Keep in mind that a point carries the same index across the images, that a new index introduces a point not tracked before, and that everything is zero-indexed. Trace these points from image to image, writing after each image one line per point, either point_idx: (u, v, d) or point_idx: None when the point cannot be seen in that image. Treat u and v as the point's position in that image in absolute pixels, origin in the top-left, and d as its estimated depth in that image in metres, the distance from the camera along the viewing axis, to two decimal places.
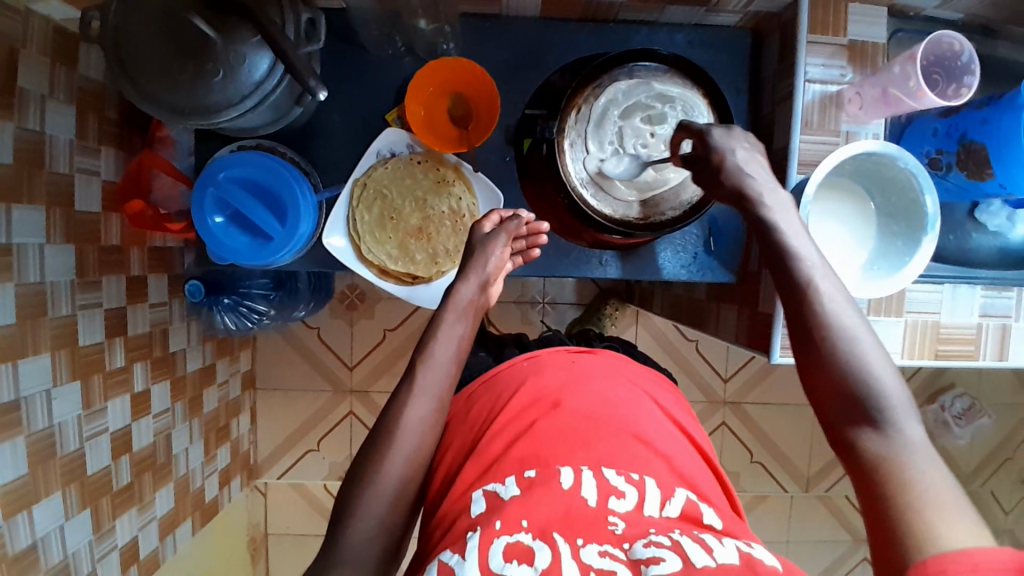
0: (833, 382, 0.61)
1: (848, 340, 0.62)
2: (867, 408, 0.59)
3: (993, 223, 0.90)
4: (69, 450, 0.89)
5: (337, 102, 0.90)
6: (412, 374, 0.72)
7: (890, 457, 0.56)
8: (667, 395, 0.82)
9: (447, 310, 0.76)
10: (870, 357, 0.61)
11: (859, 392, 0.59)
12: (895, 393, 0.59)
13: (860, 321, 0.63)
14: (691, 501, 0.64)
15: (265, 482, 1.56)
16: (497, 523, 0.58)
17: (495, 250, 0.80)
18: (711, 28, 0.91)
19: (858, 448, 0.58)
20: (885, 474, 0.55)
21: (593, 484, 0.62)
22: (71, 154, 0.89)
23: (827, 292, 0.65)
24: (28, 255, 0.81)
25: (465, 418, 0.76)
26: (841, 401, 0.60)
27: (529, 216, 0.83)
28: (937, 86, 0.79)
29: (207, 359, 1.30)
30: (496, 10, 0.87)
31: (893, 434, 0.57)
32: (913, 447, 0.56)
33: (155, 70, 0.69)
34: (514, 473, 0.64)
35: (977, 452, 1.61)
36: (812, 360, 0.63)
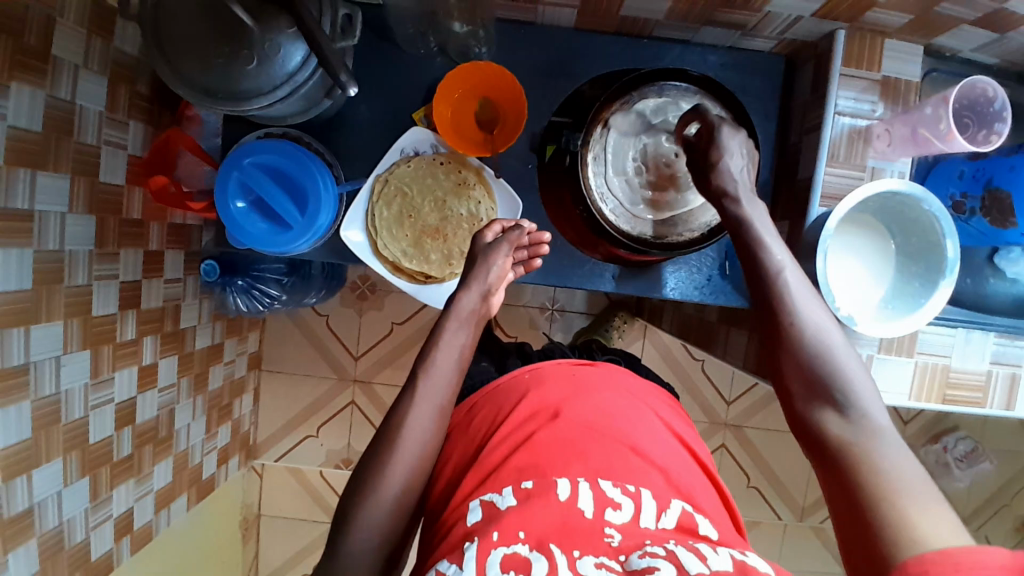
0: (800, 370, 0.67)
1: (815, 332, 0.67)
2: (829, 393, 0.64)
3: (1011, 270, 0.89)
4: (72, 418, 0.91)
5: (365, 96, 0.90)
6: (414, 385, 0.72)
7: (851, 438, 0.61)
8: (670, 410, 0.82)
9: (450, 319, 0.77)
10: (835, 347, 0.66)
11: (823, 379, 0.65)
12: (858, 381, 0.65)
13: (827, 315, 0.69)
14: (687, 512, 0.64)
15: (262, 464, 1.58)
16: (496, 533, 0.58)
17: (497, 260, 0.80)
18: (744, 52, 0.91)
19: (823, 430, 0.64)
20: (847, 456, 0.60)
21: (590, 495, 0.62)
22: (99, 126, 0.90)
23: (796, 288, 0.70)
24: (49, 224, 0.83)
25: (467, 429, 0.77)
26: (807, 387, 0.66)
27: (531, 225, 0.83)
28: (968, 131, 0.78)
29: (215, 337, 1.31)
30: (530, 18, 0.87)
31: (854, 418, 0.62)
32: (875, 429, 0.61)
33: (189, 53, 0.70)
34: (511, 484, 0.64)
35: (976, 496, 1.60)
36: (780, 349, 0.68)
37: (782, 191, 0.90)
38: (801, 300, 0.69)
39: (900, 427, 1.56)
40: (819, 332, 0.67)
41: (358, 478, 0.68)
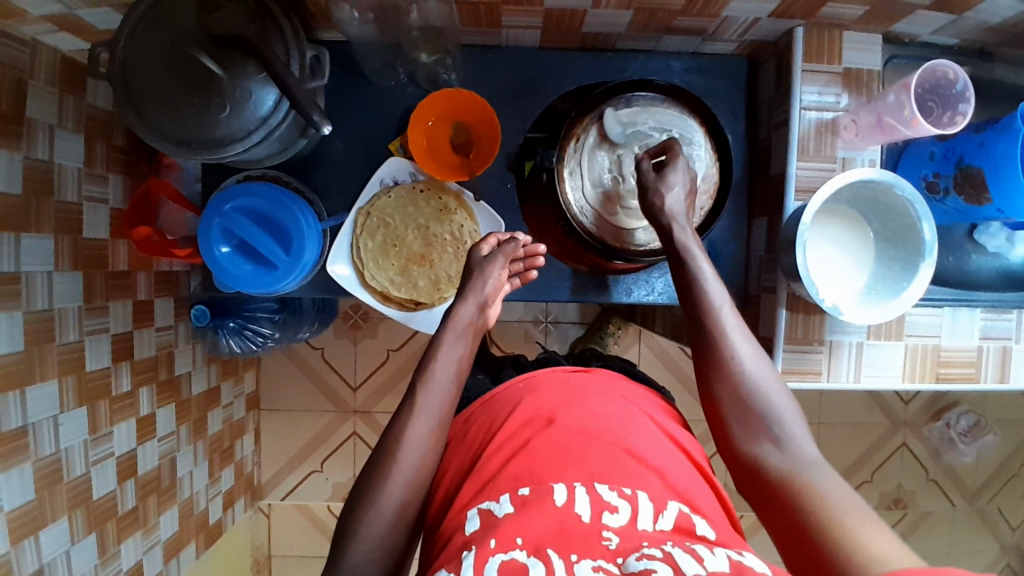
0: (738, 403, 0.69)
1: (751, 366, 0.70)
2: (768, 425, 0.67)
3: (992, 244, 0.91)
4: (75, 475, 0.90)
5: (340, 130, 0.91)
6: (413, 394, 0.74)
7: (791, 470, 0.64)
8: (664, 412, 0.82)
9: (446, 331, 0.79)
10: (768, 380, 0.69)
11: (760, 412, 0.68)
12: (788, 412, 0.68)
13: (758, 349, 0.71)
14: (683, 513, 0.64)
15: (269, 503, 1.56)
16: (492, 541, 0.58)
17: (493, 272, 0.82)
18: (707, 56, 0.93)
19: (763, 463, 0.66)
20: (790, 483, 0.63)
21: (586, 499, 0.62)
22: (79, 182, 0.90)
23: (731, 321, 0.72)
24: (36, 284, 0.83)
25: (464, 439, 0.77)
26: (744, 421, 0.68)
27: (526, 237, 0.86)
28: (933, 114, 0.79)
29: (211, 381, 1.31)
30: (496, 41, 0.89)
31: (790, 449, 0.65)
32: (809, 460, 0.64)
33: (161, 105, 0.71)
34: (508, 491, 0.65)
35: (984, 469, 1.60)
36: (717, 382, 0.71)
37: (757, 187, 0.92)
38: (737, 333, 0.71)
39: (901, 407, 1.57)
40: (753, 366, 0.70)
41: (362, 507, 0.68)
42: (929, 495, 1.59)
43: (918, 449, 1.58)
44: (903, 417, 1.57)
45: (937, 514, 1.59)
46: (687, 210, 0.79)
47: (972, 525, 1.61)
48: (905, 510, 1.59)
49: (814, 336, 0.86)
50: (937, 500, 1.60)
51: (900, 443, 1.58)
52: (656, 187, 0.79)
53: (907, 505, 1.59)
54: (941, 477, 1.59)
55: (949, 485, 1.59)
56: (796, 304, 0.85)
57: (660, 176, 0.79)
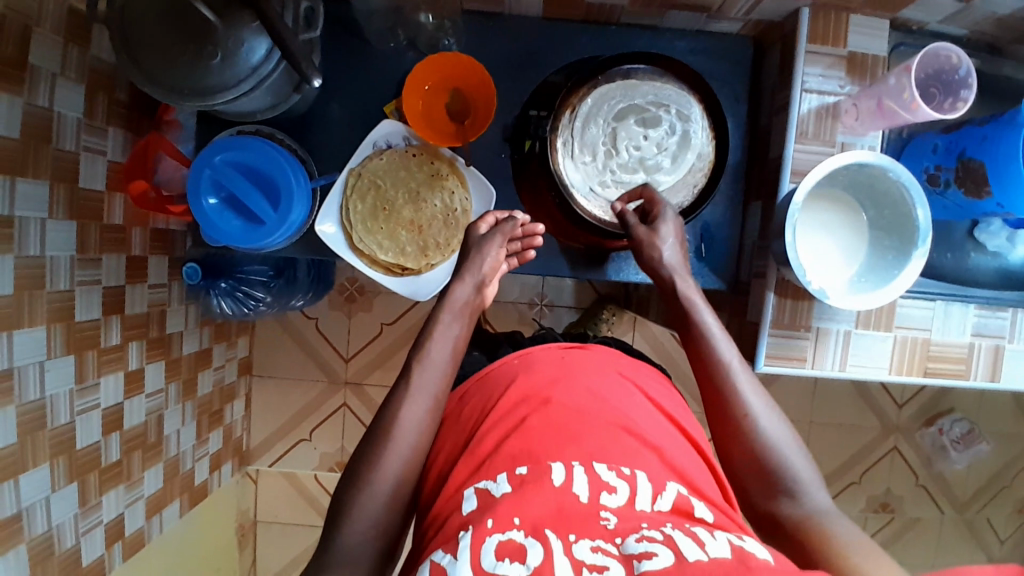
0: (752, 459, 0.70)
1: (765, 423, 0.71)
2: (782, 482, 0.69)
3: (992, 243, 0.89)
4: (59, 423, 0.91)
5: (337, 91, 0.91)
6: (410, 373, 0.75)
7: (805, 520, 0.66)
8: (665, 394, 0.81)
9: (443, 311, 0.80)
10: (782, 439, 0.71)
11: (775, 469, 0.69)
12: (803, 467, 0.70)
13: (773, 408, 0.73)
14: (682, 495, 0.63)
15: (256, 469, 1.58)
16: (490, 521, 0.57)
17: (490, 251, 0.83)
18: (713, 36, 0.92)
19: (780, 515, 0.68)
20: (807, 535, 0.64)
21: (585, 480, 0.61)
22: (78, 133, 0.91)
23: (744, 378, 0.74)
24: (30, 230, 0.83)
25: (458, 417, 0.77)
26: (761, 479, 0.70)
27: (524, 217, 0.85)
28: (934, 100, 0.79)
29: (203, 343, 1.31)
30: (498, 9, 0.88)
31: (804, 502, 0.67)
32: (825, 514, 0.66)
33: (155, 50, 0.70)
34: (506, 470, 0.64)
35: (974, 479, 1.58)
36: (729, 439, 0.72)
37: (755, 171, 0.91)
38: (750, 391, 0.73)
39: (894, 411, 1.55)
40: (767, 425, 0.71)
41: None
42: (917, 501, 1.58)
43: (909, 454, 1.57)
44: (896, 421, 1.56)
45: (923, 521, 1.58)
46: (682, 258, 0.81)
47: (959, 534, 1.59)
48: (892, 515, 1.58)
49: (802, 323, 0.85)
50: (925, 506, 1.59)
51: (891, 448, 1.56)
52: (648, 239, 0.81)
53: (895, 510, 1.58)
54: (931, 484, 1.57)
55: (938, 493, 1.58)
56: (785, 290, 0.84)
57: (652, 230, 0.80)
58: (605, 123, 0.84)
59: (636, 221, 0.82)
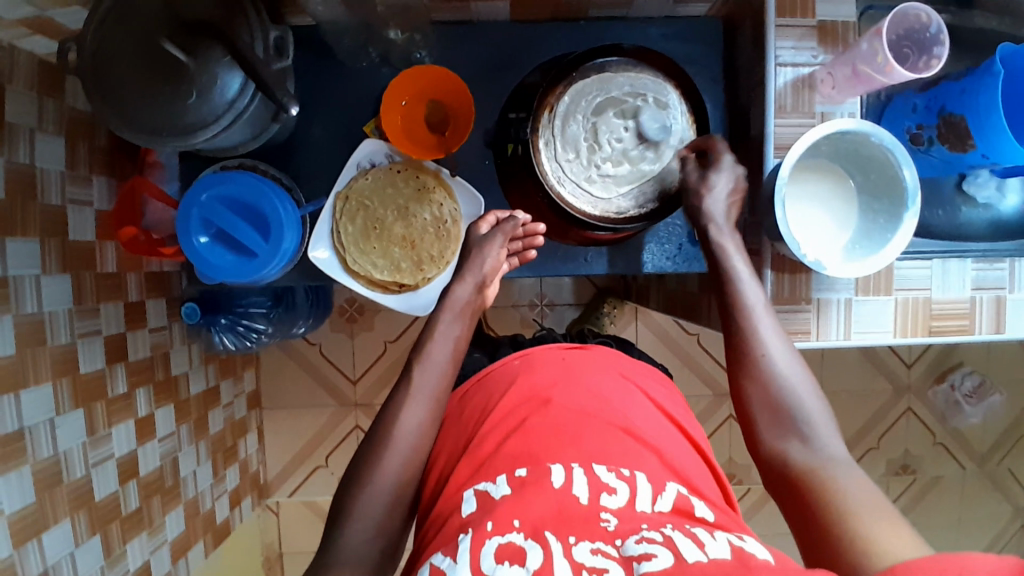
0: (768, 400, 0.72)
1: (782, 365, 0.73)
2: (795, 424, 0.70)
3: (982, 195, 0.89)
4: (75, 477, 0.91)
5: (315, 115, 0.91)
6: (410, 373, 0.76)
7: (812, 462, 0.66)
8: (664, 390, 0.81)
9: (443, 311, 0.81)
10: (800, 385, 0.72)
11: (788, 410, 0.70)
12: (818, 413, 0.70)
13: (794, 354, 0.74)
14: (682, 495, 0.63)
15: (276, 501, 1.57)
16: (489, 524, 0.57)
17: (491, 250, 0.84)
18: (682, 20, 0.92)
19: (787, 456, 0.68)
20: (809, 474, 0.65)
21: (584, 481, 0.61)
22: (63, 185, 0.91)
23: (765, 322, 0.76)
24: (25, 287, 0.83)
25: (459, 417, 0.77)
26: (773, 418, 0.71)
27: (525, 217, 0.86)
28: (908, 61, 0.78)
29: (210, 381, 1.31)
30: (466, 16, 0.88)
31: (817, 446, 0.68)
32: (833, 457, 0.66)
33: (133, 96, 0.70)
34: (505, 472, 0.64)
35: (991, 431, 1.58)
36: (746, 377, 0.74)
37: (738, 150, 0.92)
38: (769, 334, 0.75)
39: (904, 371, 1.55)
40: (784, 368, 0.73)
41: (358, 487, 0.68)
42: (937, 460, 1.58)
43: (924, 413, 1.57)
44: (907, 381, 1.56)
45: (945, 478, 1.58)
46: (729, 212, 0.82)
47: (982, 488, 1.60)
48: (913, 476, 1.58)
49: (802, 296, 0.85)
50: (946, 464, 1.59)
51: (906, 409, 1.56)
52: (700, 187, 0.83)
53: (916, 471, 1.58)
54: (949, 441, 1.57)
55: (957, 449, 1.58)
56: (781, 264, 0.85)
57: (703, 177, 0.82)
58: (586, 118, 0.84)
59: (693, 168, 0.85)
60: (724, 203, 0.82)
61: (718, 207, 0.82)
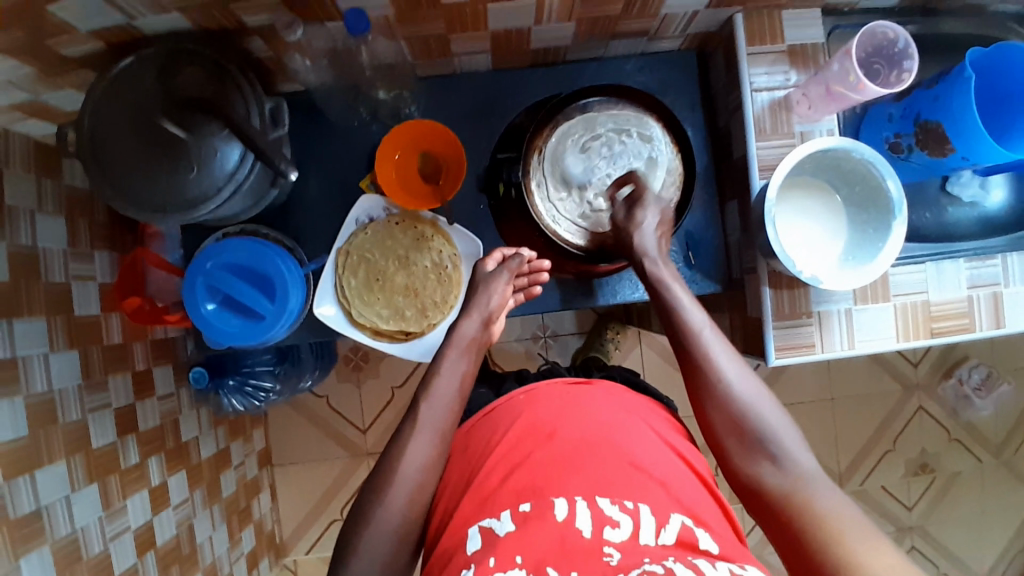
0: (730, 423, 0.73)
1: (739, 386, 0.74)
2: (762, 443, 0.71)
3: (967, 194, 0.92)
4: (94, 552, 0.90)
5: (310, 176, 0.94)
6: (415, 411, 0.76)
7: (788, 486, 0.68)
8: (666, 422, 0.81)
9: (449, 347, 0.82)
10: (758, 403, 0.73)
11: (753, 432, 0.72)
12: (780, 428, 0.72)
13: (746, 369, 0.75)
14: (686, 527, 0.64)
15: (294, 559, 1.55)
16: (492, 559, 0.60)
17: (497, 287, 0.85)
18: (657, 54, 0.95)
19: (760, 479, 0.70)
20: (788, 500, 0.67)
21: (587, 514, 0.63)
22: (65, 263, 0.92)
23: (715, 343, 0.76)
24: (34, 367, 0.84)
25: (463, 452, 0.78)
26: (740, 443, 0.72)
27: (531, 254, 0.87)
28: (880, 75, 0.81)
29: (220, 442, 1.30)
30: (449, 69, 0.91)
31: (785, 464, 0.69)
32: (804, 475, 0.68)
33: (135, 177, 0.72)
34: (509, 507, 0.66)
35: (1004, 422, 1.58)
36: (705, 398, 0.75)
37: (725, 173, 0.94)
38: (721, 355, 0.75)
39: (911, 370, 1.56)
40: (742, 388, 0.74)
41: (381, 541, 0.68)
42: (954, 456, 1.57)
43: (935, 410, 1.57)
44: (914, 379, 1.56)
45: (964, 474, 1.57)
46: (659, 243, 0.83)
47: (1003, 480, 1.59)
48: (933, 475, 1.57)
49: (802, 310, 0.87)
50: (963, 459, 1.58)
51: (917, 408, 1.56)
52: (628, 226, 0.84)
53: (935, 469, 1.57)
54: (964, 436, 1.57)
55: (972, 443, 1.57)
56: (778, 282, 0.86)
57: (630, 216, 0.83)
58: (585, 146, 0.86)
59: (620, 206, 0.85)
60: (654, 233, 0.83)
61: (650, 241, 0.82)
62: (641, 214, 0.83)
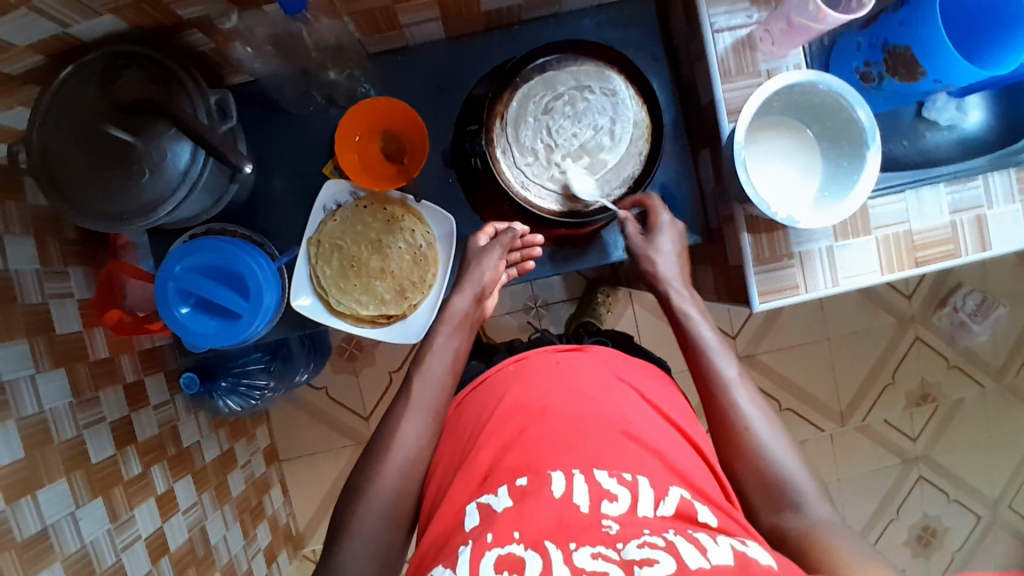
0: (755, 470, 0.72)
1: (764, 433, 0.74)
2: (785, 495, 0.70)
3: (944, 117, 0.90)
4: (107, 565, 0.90)
5: (273, 169, 0.92)
6: (408, 386, 0.79)
7: (805, 529, 0.67)
8: (658, 385, 0.81)
9: (442, 323, 0.84)
10: (782, 454, 0.73)
11: (777, 482, 0.71)
12: (804, 481, 0.71)
13: (772, 419, 0.76)
14: (685, 499, 0.63)
15: (313, 550, 1.57)
16: (489, 536, 0.59)
17: (488, 262, 0.86)
18: (614, 5, 0.92)
19: (783, 529, 0.69)
20: (804, 543, 0.66)
21: (585, 489, 0.62)
22: (40, 282, 0.91)
23: (741, 389, 0.78)
24: (22, 390, 0.84)
25: (455, 433, 0.77)
26: (763, 494, 0.71)
27: (523, 228, 0.87)
28: (841, 4, 0.78)
29: (223, 445, 1.31)
30: (402, 43, 0.89)
31: (808, 514, 0.68)
32: (825, 523, 0.67)
33: (88, 188, 0.70)
34: (506, 484, 0.65)
35: (1002, 344, 1.58)
36: (730, 446, 0.75)
37: (694, 121, 0.92)
38: (746, 400, 0.77)
39: (905, 303, 1.55)
40: (767, 436, 0.74)
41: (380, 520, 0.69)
42: (954, 383, 1.58)
43: (933, 340, 1.57)
44: (909, 311, 1.56)
45: (965, 400, 1.58)
46: (679, 264, 0.87)
47: (1004, 402, 1.59)
48: (935, 404, 1.57)
49: (782, 253, 0.85)
50: (964, 386, 1.58)
51: (914, 340, 1.56)
52: (648, 250, 0.86)
53: (936, 399, 1.57)
54: (963, 362, 1.57)
55: (971, 368, 1.58)
56: (756, 227, 0.85)
57: (649, 241, 0.86)
58: (546, 108, 0.84)
59: (636, 229, 0.87)
60: (672, 257, 0.86)
61: (670, 266, 0.86)
62: (659, 239, 0.86)
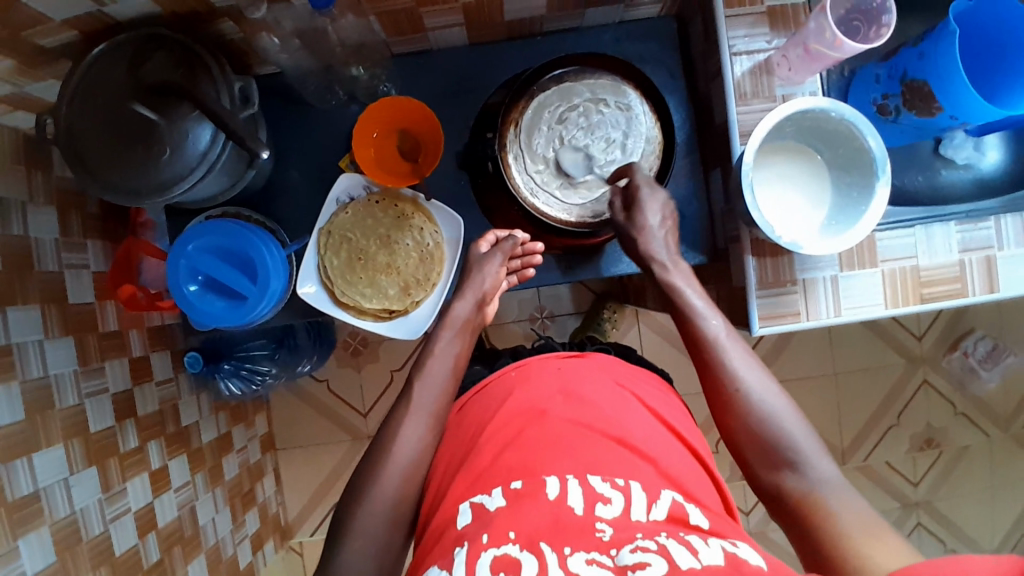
0: (751, 433, 0.73)
1: (758, 395, 0.74)
2: (783, 455, 0.71)
3: (961, 156, 0.89)
4: (94, 534, 0.92)
5: (292, 158, 0.95)
6: (410, 389, 0.80)
7: (805, 490, 0.69)
8: (658, 392, 0.81)
9: (443, 328, 0.85)
10: (778, 411, 0.73)
11: (774, 443, 0.71)
12: (803, 439, 0.71)
13: (765, 377, 0.76)
14: (677, 502, 0.64)
15: (300, 542, 1.57)
16: (485, 537, 0.58)
17: (490, 269, 0.88)
18: (635, 22, 0.94)
19: (784, 488, 0.70)
20: (802, 508, 0.68)
21: (580, 492, 0.63)
22: (58, 251, 0.93)
23: (732, 350, 0.77)
24: (29, 354, 0.86)
25: (454, 434, 0.78)
26: (759, 454, 0.72)
27: (523, 236, 0.89)
28: (860, 32, 0.80)
29: (221, 428, 1.32)
30: (425, 46, 0.91)
31: (808, 473, 0.69)
32: (825, 481, 0.68)
33: (110, 162, 0.73)
34: (501, 484, 0.66)
35: (1013, 394, 1.55)
36: (726, 409, 0.75)
37: (707, 141, 0.93)
38: (739, 361, 0.76)
39: (916, 343, 1.53)
40: (763, 397, 0.74)
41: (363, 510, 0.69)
42: (961, 429, 1.54)
43: (940, 383, 1.54)
44: (919, 352, 1.53)
45: (971, 447, 1.55)
46: (665, 236, 0.83)
47: (1011, 453, 1.56)
48: (939, 449, 1.54)
49: (786, 278, 0.85)
50: (970, 433, 1.55)
51: (922, 381, 1.54)
52: (631, 229, 0.83)
53: (941, 444, 1.54)
54: (970, 409, 1.54)
55: (978, 415, 1.54)
56: (761, 249, 0.85)
57: (633, 219, 0.82)
58: (561, 117, 0.86)
59: (620, 204, 0.85)
60: (660, 231, 0.83)
61: (656, 242, 0.83)
62: (642, 217, 0.82)
